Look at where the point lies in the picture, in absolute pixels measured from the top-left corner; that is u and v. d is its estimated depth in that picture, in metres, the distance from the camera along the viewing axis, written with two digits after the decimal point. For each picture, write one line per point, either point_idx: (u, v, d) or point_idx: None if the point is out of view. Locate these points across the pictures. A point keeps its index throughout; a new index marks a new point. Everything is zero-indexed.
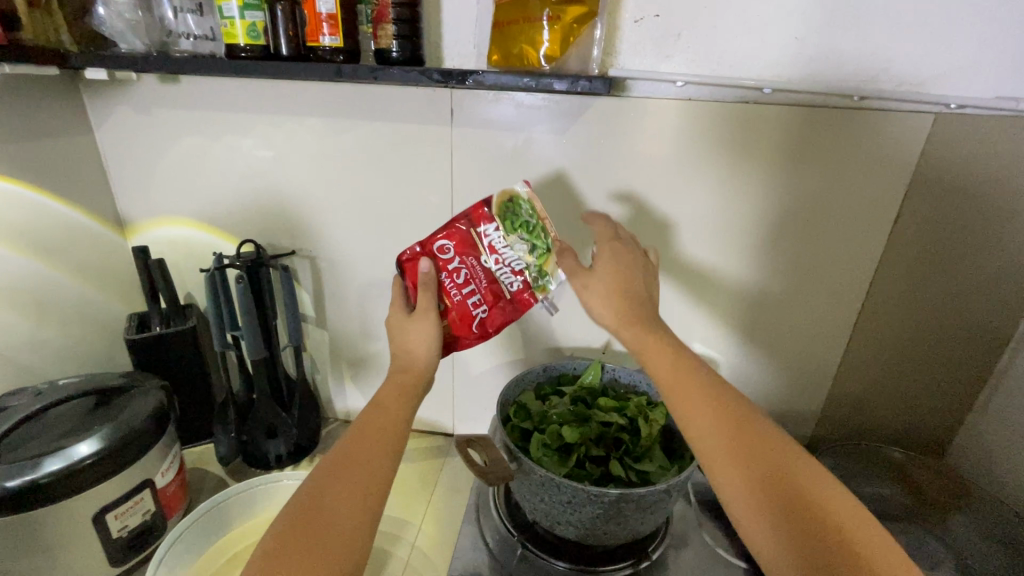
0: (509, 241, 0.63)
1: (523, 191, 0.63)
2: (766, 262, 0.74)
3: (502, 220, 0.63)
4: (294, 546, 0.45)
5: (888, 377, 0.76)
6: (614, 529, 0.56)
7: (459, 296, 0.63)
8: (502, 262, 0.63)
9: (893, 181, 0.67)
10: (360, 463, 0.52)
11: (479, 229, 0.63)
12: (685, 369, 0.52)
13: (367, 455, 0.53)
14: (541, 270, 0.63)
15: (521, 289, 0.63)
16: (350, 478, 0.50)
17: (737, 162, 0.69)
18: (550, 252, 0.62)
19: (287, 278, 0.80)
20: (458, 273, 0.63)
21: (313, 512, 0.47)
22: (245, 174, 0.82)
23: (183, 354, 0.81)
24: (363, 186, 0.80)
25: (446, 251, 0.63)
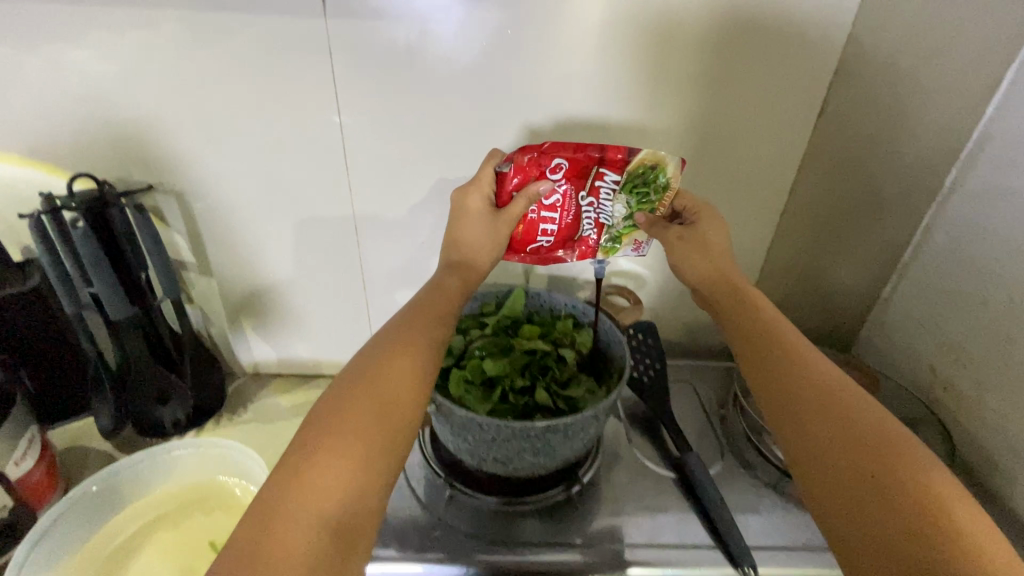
0: (618, 198, 0.59)
1: (670, 163, 0.57)
2: (692, 169, 0.69)
3: (630, 176, 0.57)
4: (357, 399, 0.45)
5: (806, 280, 0.78)
6: (541, 459, 0.53)
7: (539, 214, 0.59)
8: (596, 211, 0.60)
9: (813, 76, 0.63)
10: (401, 360, 0.48)
11: (593, 172, 0.57)
12: (768, 330, 0.52)
13: (419, 335, 0.51)
14: (619, 238, 0.62)
15: (591, 240, 0.62)
16: (401, 354, 0.49)
17: (658, 70, 0.63)
18: (633, 230, 0.62)
19: (145, 221, 0.66)
20: (552, 196, 0.58)
21: (376, 373, 0.47)
22: (62, 89, 0.64)
23: (28, 320, 0.67)
24: (226, 100, 0.65)
25: (557, 168, 0.57)
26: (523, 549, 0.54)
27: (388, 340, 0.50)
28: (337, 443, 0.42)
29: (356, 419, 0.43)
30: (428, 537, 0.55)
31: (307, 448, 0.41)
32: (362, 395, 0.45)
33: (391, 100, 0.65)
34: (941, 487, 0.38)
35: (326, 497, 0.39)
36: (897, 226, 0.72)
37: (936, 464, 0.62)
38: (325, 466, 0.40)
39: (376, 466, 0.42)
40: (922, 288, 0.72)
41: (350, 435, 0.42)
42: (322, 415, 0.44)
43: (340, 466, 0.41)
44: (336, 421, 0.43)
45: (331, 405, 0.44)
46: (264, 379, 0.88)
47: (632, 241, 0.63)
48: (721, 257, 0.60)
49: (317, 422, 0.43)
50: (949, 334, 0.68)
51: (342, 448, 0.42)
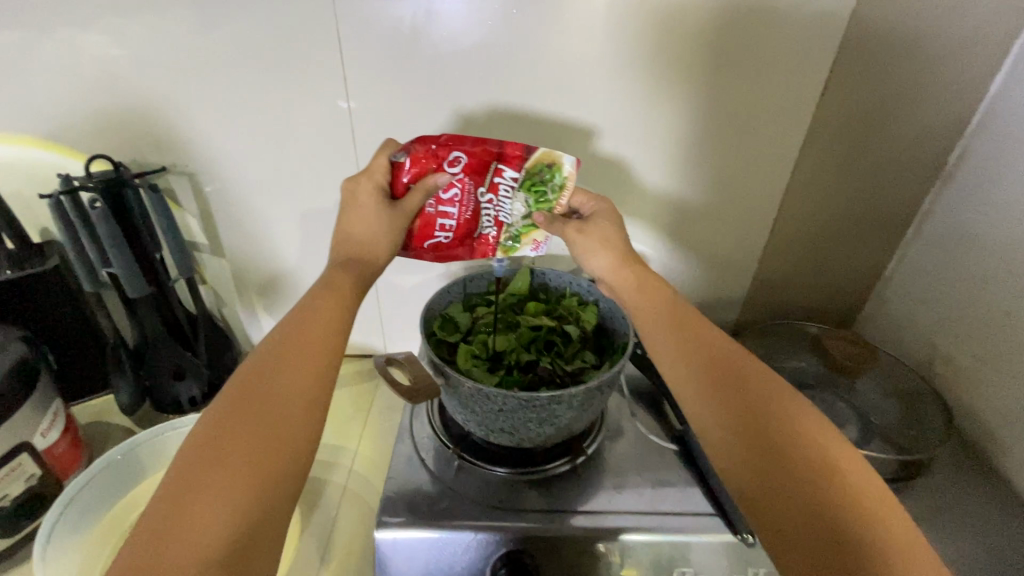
0: (515, 195, 0.58)
1: (566, 164, 0.57)
2: (696, 147, 0.70)
3: (528, 174, 0.57)
4: (244, 421, 0.42)
5: (810, 259, 0.78)
6: (545, 430, 0.55)
7: (436, 209, 0.58)
8: (494, 208, 0.59)
9: (817, 54, 0.63)
10: (290, 374, 0.45)
11: (492, 168, 0.57)
12: (689, 331, 0.52)
13: (314, 351, 0.48)
14: (518, 237, 0.61)
15: (489, 238, 0.61)
16: (289, 373, 0.46)
17: (663, 47, 0.63)
18: (533, 231, 0.61)
19: (159, 201, 0.68)
20: (450, 190, 0.57)
21: (263, 391, 0.44)
22: (76, 71, 0.65)
23: (49, 299, 0.69)
24: (236, 82, 0.67)
25: (456, 162, 0.56)
26: (530, 515, 0.56)
27: (273, 361, 0.46)
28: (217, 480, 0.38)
29: (241, 449, 0.40)
30: (438, 506, 0.57)
31: (181, 491, 0.37)
32: (243, 424, 0.42)
33: (397, 80, 0.66)
34: (863, 491, 0.40)
35: (210, 538, 0.36)
36: (901, 203, 0.72)
37: (933, 439, 0.63)
38: (204, 508, 0.37)
39: (272, 493, 0.40)
40: (920, 265, 0.73)
41: (241, 460, 0.40)
42: (200, 446, 0.40)
43: (226, 503, 0.38)
44: (221, 449, 0.40)
45: (214, 434, 0.41)
46: None
47: (532, 243, 0.62)
48: (623, 247, 0.60)
49: (197, 453, 0.40)
50: (951, 310, 0.69)
51: (225, 483, 0.38)
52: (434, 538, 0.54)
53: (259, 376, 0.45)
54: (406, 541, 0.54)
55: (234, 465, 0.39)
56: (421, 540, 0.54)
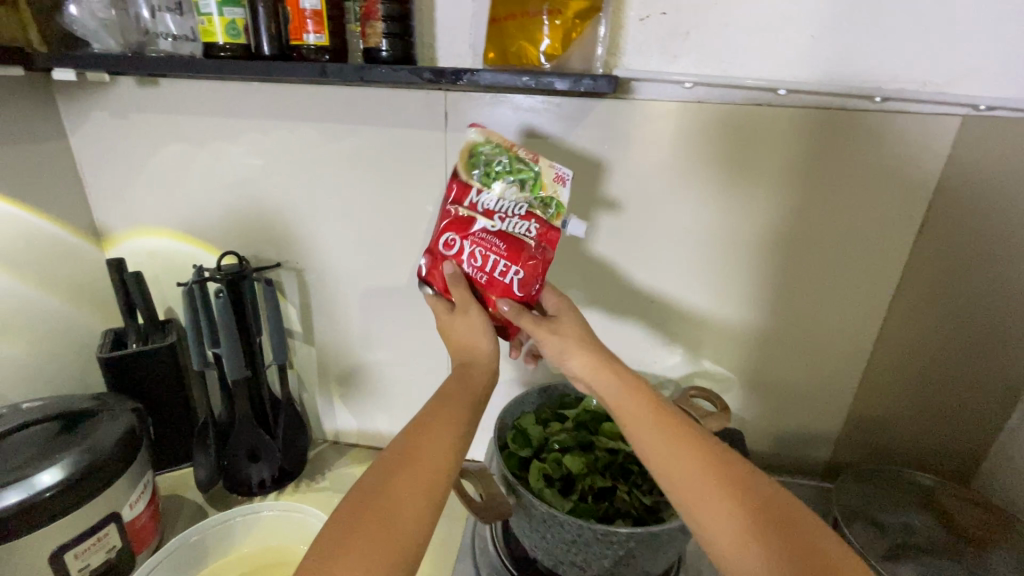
0: (498, 191, 0.55)
1: (478, 135, 0.55)
2: (783, 277, 0.69)
3: (473, 175, 0.55)
4: (362, 529, 0.42)
5: (913, 401, 0.70)
6: (622, 570, 0.51)
7: (483, 273, 0.55)
8: (504, 217, 0.54)
9: (908, 195, 0.63)
10: (412, 483, 0.46)
11: (467, 202, 0.55)
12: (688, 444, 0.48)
13: (437, 452, 0.48)
14: (546, 198, 0.55)
15: (542, 230, 0.55)
16: (426, 444, 0.49)
17: (750, 182, 0.64)
18: (542, 178, 0.55)
19: (271, 293, 0.74)
20: (470, 255, 0.55)
21: (384, 501, 0.44)
22: (228, 182, 0.78)
23: (162, 372, 0.76)
24: (352, 196, 0.76)
25: (451, 243, 0.56)
26: None
27: (411, 435, 0.49)
28: (361, 543, 0.41)
29: (379, 514, 0.43)
30: None
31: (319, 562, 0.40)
32: (366, 532, 0.42)
33: None
34: None
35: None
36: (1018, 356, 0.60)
37: None
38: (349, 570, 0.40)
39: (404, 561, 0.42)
40: None
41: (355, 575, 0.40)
42: (325, 551, 0.41)
43: (369, 566, 0.40)
44: (339, 557, 0.41)
45: (335, 539, 0.42)
46: (343, 448, 0.92)
47: (555, 181, 0.55)
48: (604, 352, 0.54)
49: (322, 558, 0.41)
50: None
51: (370, 545, 0.41)
52: None
53: (400, 448, 0.48)
54: None
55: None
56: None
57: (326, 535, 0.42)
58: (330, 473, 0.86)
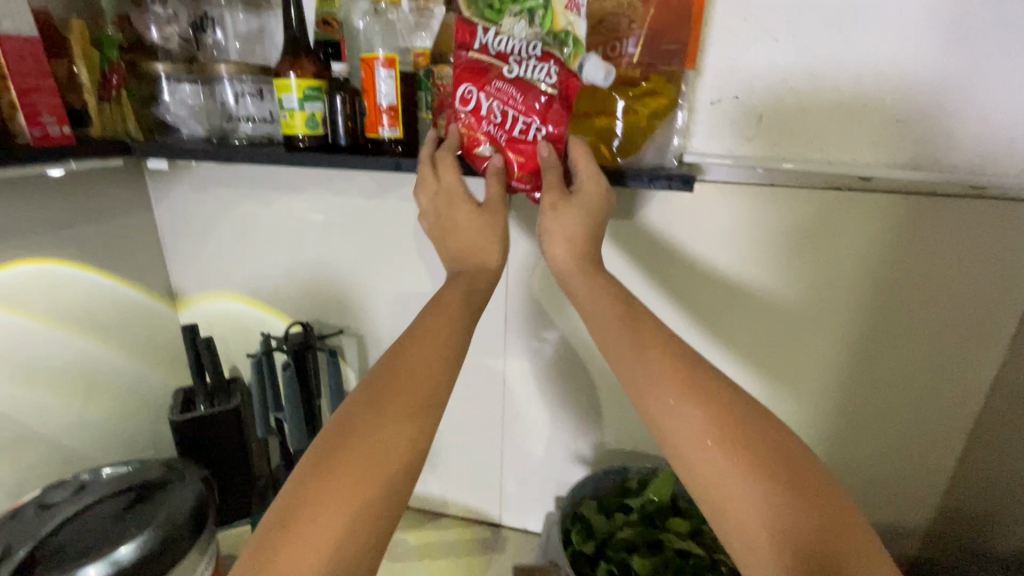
0: (506, 24, 0.48)
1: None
2: (863, 361, 0.64)
3: (487, 17, 0.49)
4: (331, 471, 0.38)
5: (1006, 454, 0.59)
6: None
7: (495, 122, 0.49)
8: (519, 59, 0.48)
9: (1009, 283, 0.58)
10: (390, 424, 0.41)
11: (477, 45, 0.48)
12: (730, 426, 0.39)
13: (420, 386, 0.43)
14: (557, 32, 0.49)
15: (563, 76, 0.48)
16: (397, 395, 0.42)
17: (826, 267, 0.61)
18: (554, 8, 0.48)
19: (333, 362, 0.76)
20: (482, 104, 0.49)
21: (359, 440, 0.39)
22: (295, 251, 0.80)
23: (227, 435, 0.78)
24: (413, 266, 0.77)
25: (468, 97, 0.49)
26: None
27: (387, 381, 0.43)
28: (321, 506, 0.37)
29: (348, 461, 0.38)
30: None
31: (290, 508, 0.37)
32: (337, 473, 0.38)
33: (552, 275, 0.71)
34: None
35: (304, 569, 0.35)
36: None
37: None
38: (306, 531, 0.36)
39: (371, 529, 0.37)
40: None
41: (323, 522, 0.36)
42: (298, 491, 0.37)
43: (330, 533, 0.36)
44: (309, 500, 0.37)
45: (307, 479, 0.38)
46: None
47: (568, 9, 0.48)
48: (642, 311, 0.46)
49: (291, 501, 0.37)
50: None
51: (331, 507, 0.37)
52: None
53: (380, 379, 0.43)
54: None
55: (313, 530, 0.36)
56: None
57: (285, 494, 0.38)
58: None
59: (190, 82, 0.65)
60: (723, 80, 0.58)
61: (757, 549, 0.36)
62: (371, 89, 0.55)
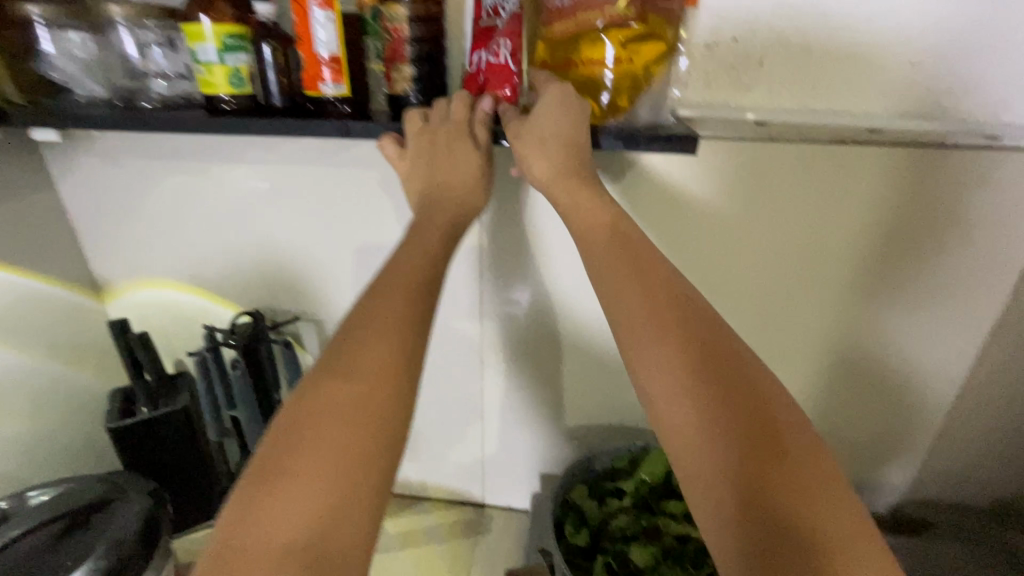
0: None
1: None
2: (859, 326, 0.62)
3: None
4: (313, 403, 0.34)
5: None
6: None
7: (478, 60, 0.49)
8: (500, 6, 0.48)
9: (1012, 239, 0.55)
10: (373, 350, 0.37)
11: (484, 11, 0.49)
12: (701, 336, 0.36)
13: (396, 314, 0.39)
14: None
15: None
16: (369, 341, 0.37)
17: (830, 229, 0.57)
18: None
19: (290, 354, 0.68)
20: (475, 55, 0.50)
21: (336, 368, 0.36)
22: (235, 230, 0.70)
23: (174, 439, 0.70)
24: (372, 242, 0.68)
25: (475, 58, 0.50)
26: None
27: (360, 314, 0.39)
28: (299, 463, 0.32)
29: (332, 392, 0.35)
30: None
31: (281, 442, 0.33)
32: (320, 403, 0.34)
33: (529, 246, 0.64)
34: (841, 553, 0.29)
35: (289, 540, 0.30)
36: None
37: None
38: (285, 502, 0.31)
39: (363, 488, 0.32)
40: None
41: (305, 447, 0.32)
42: (278, 436, 0.33)
43: (314, 497, 0.31)
44: (293, 439, 0.33)
45: (292, 414, 0.34)
46: None
47: None
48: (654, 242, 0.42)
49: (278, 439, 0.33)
50: None
51: (310, 470, 0.32)
52: None
53: (358, 312, 0.39)
54: None
55: (297, 471, 0.32)
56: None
57: (251, 473, 0.32)
58: None
59: (77, 30, 0.53)
60: (721, 18, 0.50)
61: (718, 500, 0.32)
62: (307, 35, 0.46)
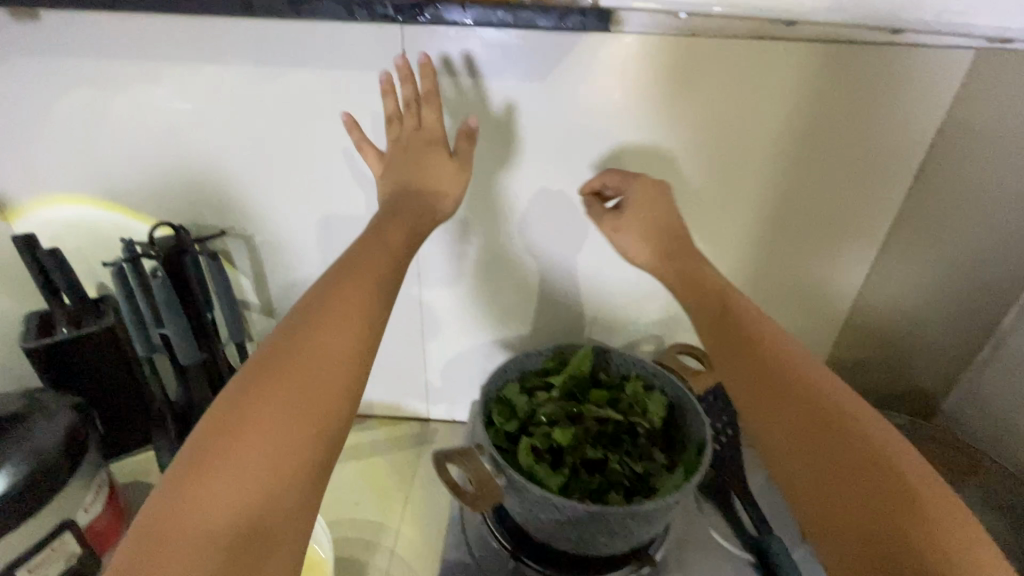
0: None
1: None
2: (774, 224, 0.66)
3: None
4: (253, 410, 0.35)
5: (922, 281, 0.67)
6: (614, 540, 0.50)
7: None
8: None
9: (910, 133, 0.60)
10: (318, 359, 0.38)
11: None
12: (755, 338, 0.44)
13: (343, 328, 0.40)
14: None
15: None
16: (319, 347, 0.38)
17: (748, 128, 0.59)
18: None
19: (216, 267, 0.66)
20: None
21: (280, 374, 0.37)
22: (149, 139, 0.66)
23: (101, 358, 0.68)
24: (299, 151, 0.66)
25: None
26: None
27: (305, 323, 0.39)
28: (229, 471, 0.33)
29: (275, 398, 0.36)
30: None
31: (213, 444, 0.34)
32: (262, 408, 0.35)
33: None
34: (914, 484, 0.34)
35: (220, 525, 0.31)
36: None
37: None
38: (218, 485, 0.32)
39: (294, 483, 0.34)
40: None
41: (245, 455, 0.34)
42: (205, 434, 0.34)
43: (247, 488, 0.33)
44: (225, 444, 0.34)
45: (229, 414, 0.35)
46: None
47: None
48: (666, 242, 0.55)
49: (208, 441, 0.34)
50: None
51: (246, 457, 0.33)
52: None
53: (305, 317, 0.40)
54: None
55: (226, 480, 0.33)
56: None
57: (186, 454, 0.33)
58: None
59: None
60: None
61: (796, 460, 0.37)
62: None
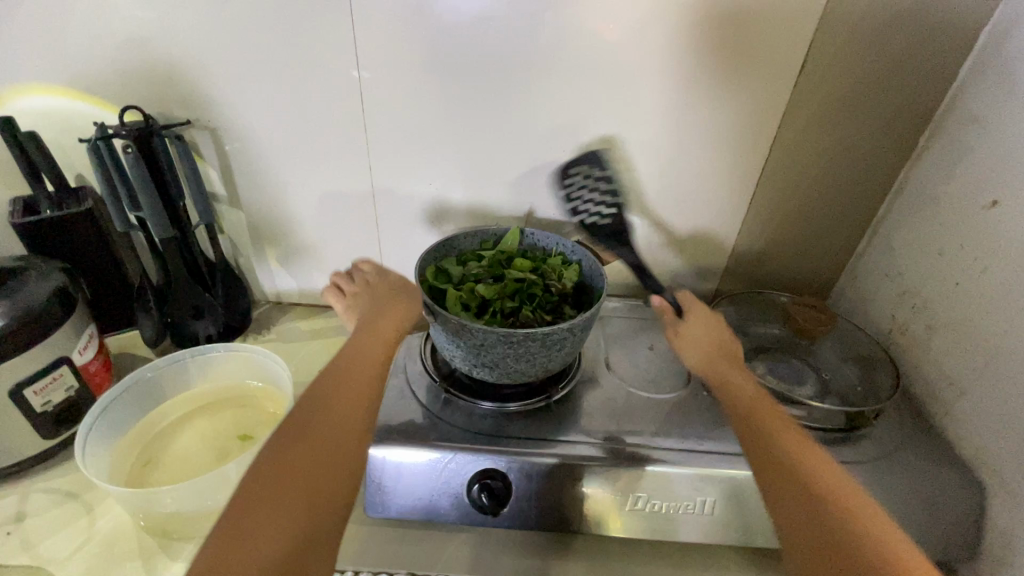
0: None
1: None
2: (680, 126, 0.75)
3: None
4: (285, 469, 0.43)
5: (807, 177, 0.77)
6: (522, 366, 0.62)
7: None
8: None
9: (795, 37, 0.67)
10: (337, 421, 0.48)
11: None
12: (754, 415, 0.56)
13: (352, 408, 0.50)
14: None
15: None
16: (334, 419, 0.48)
17: (652, 27, 0.68)
18: None
19: (183, 150, 0.73)
20: None
21: (304, 439, 0.46)
22: (113, 30, 0.71)
23: (83, 236, 0.76)
24: (256, 45, 0.72)
25: None
26: (510, 441, 0.63)
27: (324, 400, 0.50)
28: (271, 515, 0.40)
29: (301, 457, 0.44)
30: (428, 431, 0.64)
31: (250, 500, 0.40)
32: (295, 469, 0.43)
33: (404, 48, 0.71)
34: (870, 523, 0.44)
35: (270, 550, 0.38)
36: (891, 106, 0.70)
37: (884, 390, 0.69)
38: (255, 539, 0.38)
39: (322, 521, 0.42)
40: (888, 242, 0.77)
41: (286, 500, 0.41)
42: (244, 495, 0.41)
43: (285, 522, 0.40)
44: (261, 497, 0.41)
45: (264, 476, 0.42)
46: (286, 307, 0.97)
47: None
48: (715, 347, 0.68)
49: (247, 497, 0.41)
50: (910, 283, 0.74)
51: (283, 510, 0.40)
52: (422, 458, 0.62)
53: (322, 392, 0.51)
54: (396, 459, 0.62)
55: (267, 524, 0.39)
56: (432, 457, 0.61)
57: (231, 508, 0.40)
58: (277, 327, 0.93)
59: None
60: None
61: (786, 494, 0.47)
62: None
